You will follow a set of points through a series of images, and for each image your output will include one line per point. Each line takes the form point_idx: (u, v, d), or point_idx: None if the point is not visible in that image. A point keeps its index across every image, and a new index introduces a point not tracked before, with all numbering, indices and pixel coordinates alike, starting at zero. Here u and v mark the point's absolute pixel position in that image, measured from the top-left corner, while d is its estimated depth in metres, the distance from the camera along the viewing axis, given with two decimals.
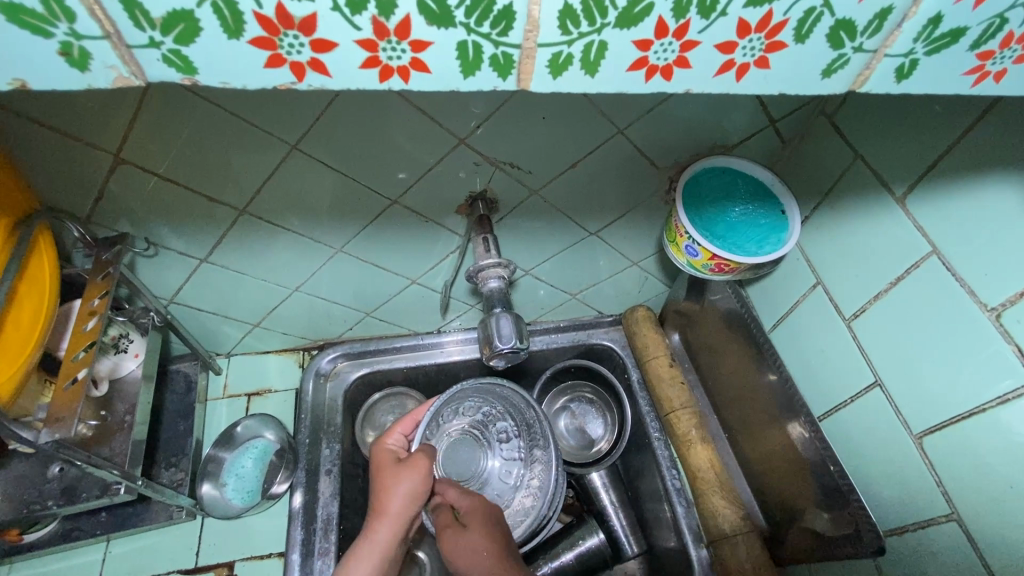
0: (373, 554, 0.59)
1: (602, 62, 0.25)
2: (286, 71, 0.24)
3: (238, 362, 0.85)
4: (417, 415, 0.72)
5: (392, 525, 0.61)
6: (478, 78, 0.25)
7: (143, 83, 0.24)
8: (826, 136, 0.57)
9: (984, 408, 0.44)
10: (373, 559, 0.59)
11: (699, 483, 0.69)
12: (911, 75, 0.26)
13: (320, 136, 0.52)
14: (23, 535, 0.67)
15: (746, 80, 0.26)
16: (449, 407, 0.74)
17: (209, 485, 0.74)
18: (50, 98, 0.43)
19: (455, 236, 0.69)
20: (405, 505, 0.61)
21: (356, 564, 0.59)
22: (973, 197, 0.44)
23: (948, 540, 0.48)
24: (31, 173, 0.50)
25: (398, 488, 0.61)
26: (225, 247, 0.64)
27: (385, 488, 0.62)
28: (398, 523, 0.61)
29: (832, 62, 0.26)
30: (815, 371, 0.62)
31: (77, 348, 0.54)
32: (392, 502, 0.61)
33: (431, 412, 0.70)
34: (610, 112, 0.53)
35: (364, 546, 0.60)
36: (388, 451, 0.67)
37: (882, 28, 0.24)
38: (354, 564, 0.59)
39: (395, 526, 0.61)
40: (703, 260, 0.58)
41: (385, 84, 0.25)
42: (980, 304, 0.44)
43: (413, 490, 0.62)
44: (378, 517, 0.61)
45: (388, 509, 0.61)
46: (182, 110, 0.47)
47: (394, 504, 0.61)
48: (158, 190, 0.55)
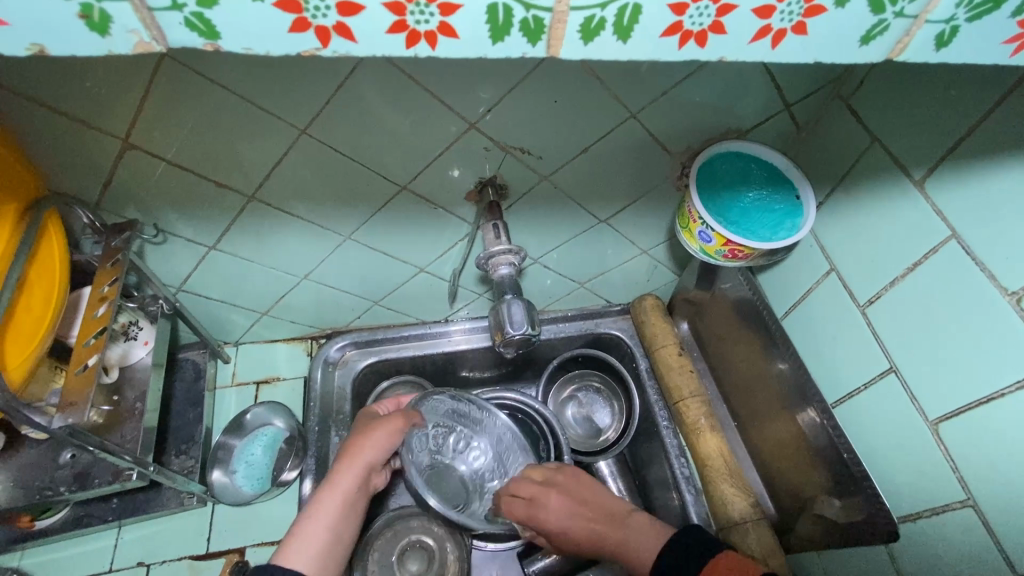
0: (331, 497, 0.57)
1: (636, 27, 0.24)
2: (311, 36, 0.23)
3: (247, 351, 0.85)
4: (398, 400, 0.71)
5: (359, 468, 0.59)
6: (507, 44, 0.25)
7: (164, 49, 0.24)
8: (843, 120, 0.56)
9: (1003, 393, 0.43)
10: (334, 498, 0.57)
11: (709, 471, 0.69)
12: (951, 44, 0.26)
13: (331, 119, 0.51)
14: (34, 522, 0.67)
15: (783, 47, 0.26)
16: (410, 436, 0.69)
17: (218, 472, 0.74)
18: (59, 80, 0.43)
19: (464, 223, 0.68)
20: (375, 453, 0.61)
21: (317, 507, 0.57)
22: (996, 178, 0.43)
23: (964, 527, 0.47)
24: (40, 156, 0.49)
25: (373, 436, 0.61)
26: (233, 234, 0.63)
27: (361, 435, 0.62)
28: (363, 469, 0.60)
29: (872, 29, 0.25)
30: (827, 358, 0.62)
31: (86, 335, 0.54)
32: (365, 446, 0.61)
33: (416, 398, 0.70)
34: (623, 94, 0.52)
35: (325, 490, 0.58)
36: (374, 412, 0.66)
37: None
38: (317, 505, 0.57)
39: (359, 473, 0.59)
40: (716, 246, 0.58)
41: (412, 50, 0.25)
42: (1001, 289, 0.43)
43: (383, 441, 0.62)
44: (347, 460, 0.60)
45: (358, 453, 0.60)
46: (193, 92, 0.46)
47: (366, 451, 0.60)
48: (168, 176, 0.54)
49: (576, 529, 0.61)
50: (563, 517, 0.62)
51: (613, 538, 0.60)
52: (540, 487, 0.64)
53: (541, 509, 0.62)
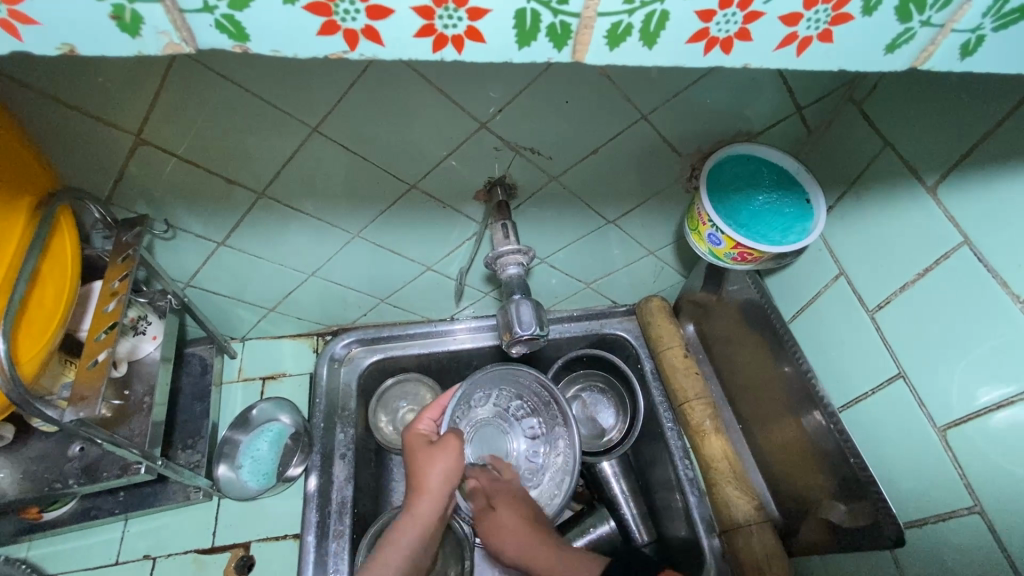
0: (416, 526, 0.61)
1: (662, 33, 0.24)
2: (339, 39, 0.23)
3: (253, 346, 0.85)
4: (443, 401, 0.72)
5: (435, 500, 0.63)
6: (533, 49, 0.25)
7: (193, 50, 0.24)
8: (855, 124, 0.56)
9: (1012, 400, 0.43)
10: (416, 531, 0.61)
11: (713, 473, 0.69)
12: (975, 53, 0.26)
13: (343, 117, 0.51)
14: (42, 514, 0.68)
15: (807, 55, 0.26)
16: (469, 397, 0.77)
17: (224, 467, 0.74)
18: (74, 76, 0.43)
19: (472, 223, 0.68)
20: (442, 483, 0.63)
21: (399, 535, 0.61)
22: (1009, 184, 0.43)
23: (971, 534, 0.47)
24: (54, 150, 0.50)
25: (434, 467, 0.64)
26: (242, 230, 0.64)
27: (419, 468, 0.64)
28: (437, 499, 0.63)
29: (896, 37, 0.25)
30: (835, 361, 0.62)
31: (98, 330, 0.55)
32: (430, 478, 0.63)
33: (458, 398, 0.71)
34: (634, 96, 0.52)
35: (406, 519, 0.62)
36: (419, 434, 0.67)
37: (952, 3, 0.23)
38: (398, 534, 0.61)
39: (436, 500, 0.63)
40: (725, 248, 0.58)
41: (438, 54, 0.25)
42: (1012, 296, 0.43)
43: (448, 471, 0.64)
44: (419, 492, 0.63)
45: (426, 485, 0.63)
46: (207, 88, 0.46)
47: (432, 480, 0.63)
48: (179, 171, 0.54)
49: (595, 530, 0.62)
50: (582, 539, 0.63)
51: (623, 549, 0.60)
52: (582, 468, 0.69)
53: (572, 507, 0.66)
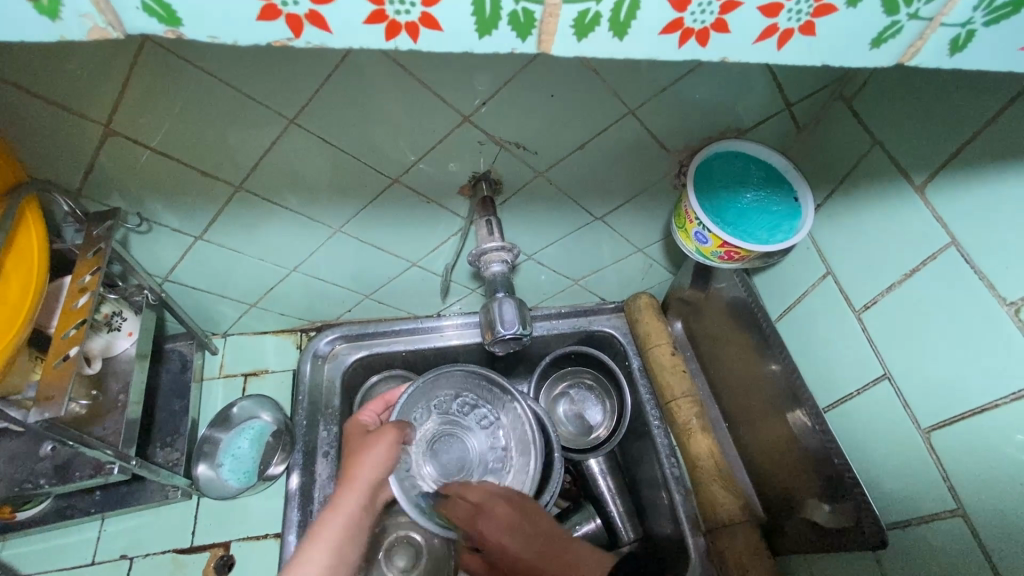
0: (337, 523, 0.56)
1: (633, 24, 0.23)
2: (282, 25, 0.22)
3: (235, 342, 0.84)
4: (388, 396, 0.72)
5: (359, 492, 0.59)
6: (495, 39, 0.23)
7: (122, 34, 0.22)
8: (845, 122, 0.55)
9: (998, 404, 0.43)
10: (335, 525, 0.56)
11: (700, 472, 0.68)
12: (965, 47, 0.24)
13: (320, 109, 0.49)
14: (15, 513, 0.66)
15: (788, 48, 0.24)
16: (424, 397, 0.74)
17: (205, 466, 0.73)
18: (35, 64, 0.41)
19: (457, 218, 0.67)
20: (374, 474, 0.60)
21: (312, 548, 0.54)
22: (998, 184, 0.42)
23: (954, 536, 0.47)
24: (18, 140, 0.48)
25: (369, 456, 0.60)
26: (221, 224, 0.62)
27: (355, 456, 0.61)
28: (365, 492, 0.59)
29: (883, 31, 0.24)
30: (821, 361, 0.61)
31: (66, 327, 0.53)
32: (360, 467, 0.60)
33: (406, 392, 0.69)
34: (621, 90, 0.51)
35: (329, 511, 0.57)
36: (359, 425, 0.66)
37: None
38: (321, 526, 0.56)
39: (362, 496, 0.59)
40: (712, 247, 0.57)
41: (392, 43, 0.23)
42: (998, 298, 0.42)
43: (381, 460, 0.61)
44: (347, 484, 0.59)
45: (355, 476, 0.59)
46: (177, 78, 0.44)
47: (363, 471, 0.59)
48: (153, 163, 0.53)
49: (519, 547, 0.64)
50: (519, 539, 0.65)
51: (545, 565, 0.65)
52: (489, 498, 0.66)
53: (489, 528, 0.65)
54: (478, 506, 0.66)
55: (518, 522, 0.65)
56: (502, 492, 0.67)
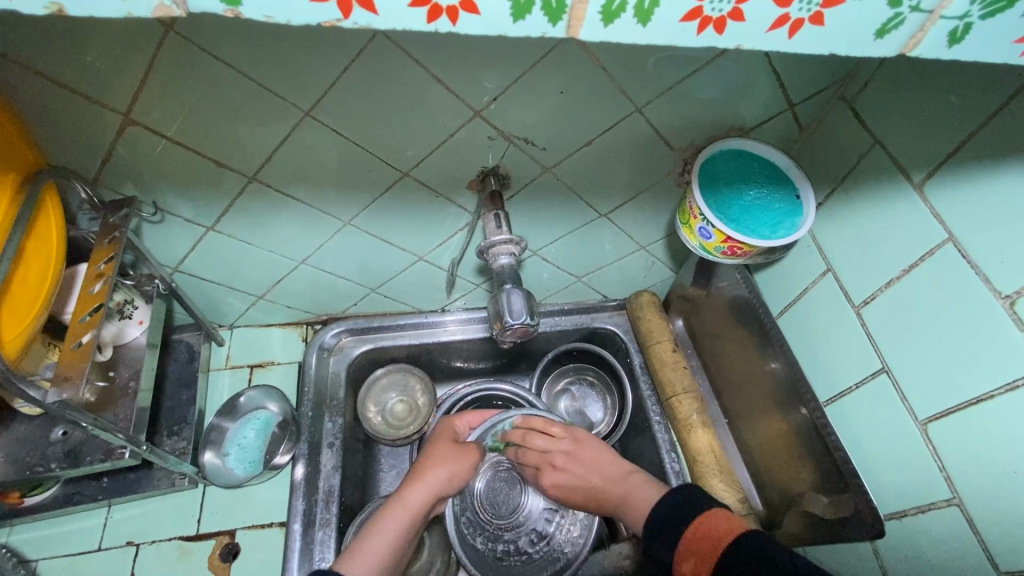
0: (404, 516, 0.61)
1: (656, 12, 0.24)
2: (332, 7, 0.23)
3: (241, 334, 0.85)
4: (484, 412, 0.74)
5: (426, 493, 0.64)
6: (528, 22, 0.25)
7: (184, 14, 0.24)
8: (846, 122, 0.56)
9: (992, 395, 0.44)
10: (402, 519, 0.61)
11: (699, 466, 0.69)
12: (964, 40, 0.26)
13: (336, 102, 0.51)
14: (23, 498, 0.66)
15: (798, 37, 0.26)
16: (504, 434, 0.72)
17: (211, 453, 0.74)
18: (62, 51, 0.42)
19: (465, 213, 0.68)
20: (444, 481, 0.65)
21: (385, 522, 0.61)
22: (995, 180, 0.43)
23: (949, 525, 0.48)
24: (37, 126, 0.48)
25: (441, 465, 0.66)
26: (233, 215, 0.63)
27: (431, 462, 0.66)
28: (430, 495, 0.64)
29: (887, 23, 0.25)
30: (821, 357, 0.62)
31: (82, 311, 0.54)
32: (432, 471, 0.65)
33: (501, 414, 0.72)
34: (629, 88, 0.52)
35: (394, 505, 0.62)
36: (450, 430, 0.71)
37: None
38: (382, 523, 0.60)
39: (427, 499, 0.64)
40: (716, 242, 0.58)
41: (433, 25, 0.25)
42: (994, 292, 0.43)
43: (454, 473, 0.66)
44: (415, 483, 0.64)
45: (423, 476, 0.65)
46: (197, 69, 0.45)
47: (432, 474, 0.65)
48: (168, 152, 0.54)
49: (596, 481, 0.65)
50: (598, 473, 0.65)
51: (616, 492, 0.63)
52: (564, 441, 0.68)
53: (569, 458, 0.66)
54: (547, 454, 0.68)
55: (596, 454, 0.66)
56: (569, 433, 0.69)
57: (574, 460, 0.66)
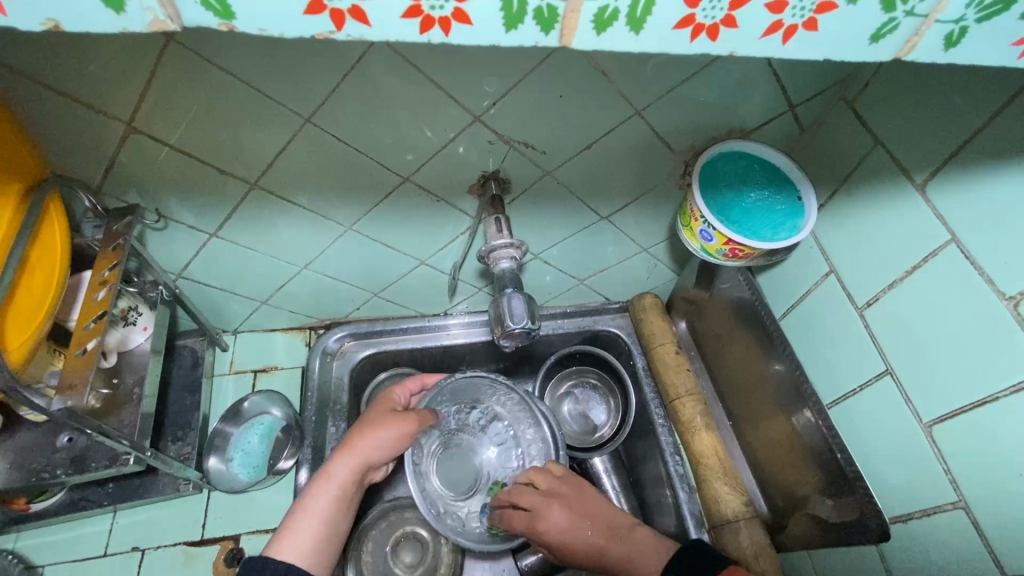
0: (330, 488, 0.59)
1: (648, 19, 0.24)
2: (325, 18, 0.23)
3: (245, 339, 0.85)
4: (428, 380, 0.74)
5: (354, 463, 0.60)
6: (520, 32, 0.25)
7: (178, 28, 0.24)
8: (847, 123, 0.56)
9: (997, 396, 0.44)
10: (325, 492, 0.59)
11: (703, 469, 0.69)
12: (960, 43, 0.26)
13: (336, 109, 0.51)
14: (30, 504, 0.67)
15: (792, 43, 0.26)
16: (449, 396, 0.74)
17: (215, 459, 0.74)
18: (63, 62, 0.43)
19: (466, 217, 0.68)
20: (377, 448, 0.62)
21: (313, 498, 0.58)
22: (998, 180, 0.43)
23: (956, 529, 0.48)
24: (41, 136, 0.49)
25: (381, 433, 0.62)
26: (235, 221, 0.63)
27: (362, 429, 0.63)
28: (360, 464, 0.61)
29: (881, 27, 0.25)
30: (825, 358, 0.62)
31: (86, 319, 0.55)
32: (366, 440, 0.61)
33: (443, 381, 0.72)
34: (628, 91, 0.52)
35: (321, 479, 0.59)
36: (390, 401, 0.68)
37: None
38: (312, 494, 0.59)
39: (357, 469, 0.60)
40: (717, 245, 0.58)
41: (425, 36, 0.25)
42: (997, 293, 0.43)
43: (394, 438, 0.63)
44: (346, 453, 0.61)
45: (352, 448, 0.61)
46: (198, 77, 0.46)
47: (366, 446, 0.61)
48: (170, 160, 0.54)
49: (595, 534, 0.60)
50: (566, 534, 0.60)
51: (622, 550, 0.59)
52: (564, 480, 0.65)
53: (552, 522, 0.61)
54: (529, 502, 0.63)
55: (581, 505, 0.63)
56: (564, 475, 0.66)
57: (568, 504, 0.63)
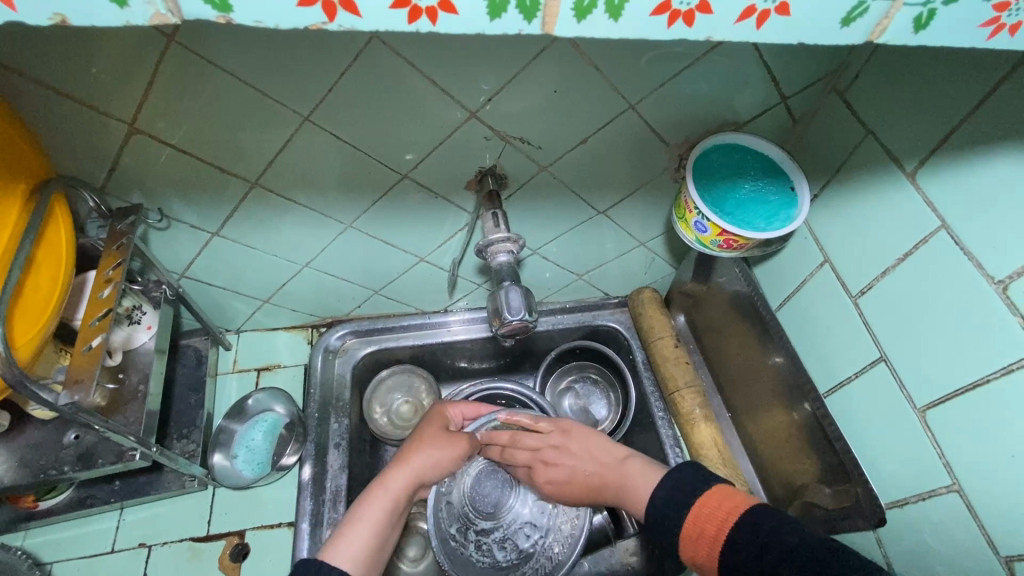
0: (386, 499, 0.59)
1: (627, 6, 0.25)
2: (317, 10, 0.24)
3: (248, 338, 0.86)
4: (482, 407, 0.72)
5: (408, 476, 0.61)
6: (504, 21, 0.25)
7: (178, 22, 0.25)
8: (839, 115, 0.57)
9: (988, 379, 0.44)
10: (382, 503, 0.59)
11: (703, 460, 0.69)
12: (930, 26, 0.26)
13: (334, 107, 0.52)
14: (38, 502, 0.68)
15: (767, 28, 0.26)
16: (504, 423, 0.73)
17: (220, 455, 0.75)
18: (66, 64, 0.44)
19: (464, 213, 0.69)
20: (428, 466, 0.63)
21: (367, 508, 0.58)
22: (985, 167, 0.44)
23: (951, 512, 0.48)
24: (46, 136, 0.50)
25: (428, 449, 0.64)
26: (236, 220, 0.64)
27: (418, 444, 0.64)
28: (413, 477, 0.62)
29: (851, 11, 0.26)
30: (821, 348, 0.62)
31: (92, 316, 0.56)
32: (417, 455, 0.63)
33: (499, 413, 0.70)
34: (621, 85, 0.53)
35: (377, 491, 0.59)
36: (445, 416, 0.69)
37: None
38: (368, 504, 0.58)
39: (410, 482, 0.61)
40: (712, 236, 0.59)
41: (413, 26, 0.25)
42: (987, 277, 0.44)
43: (440, 461, 0.64)
44: (399, 465, 0.62)
45: (411, 460, 0.62)
46: (197, 77, 0.47)
47: (418, 460, 0.63)
48: (172, 160, 0.55)
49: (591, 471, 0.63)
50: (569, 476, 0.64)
51: (614, 480, 0.61)
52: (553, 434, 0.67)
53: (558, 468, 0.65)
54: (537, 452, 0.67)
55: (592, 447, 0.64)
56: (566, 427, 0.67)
57: (567, 454, 0.65)
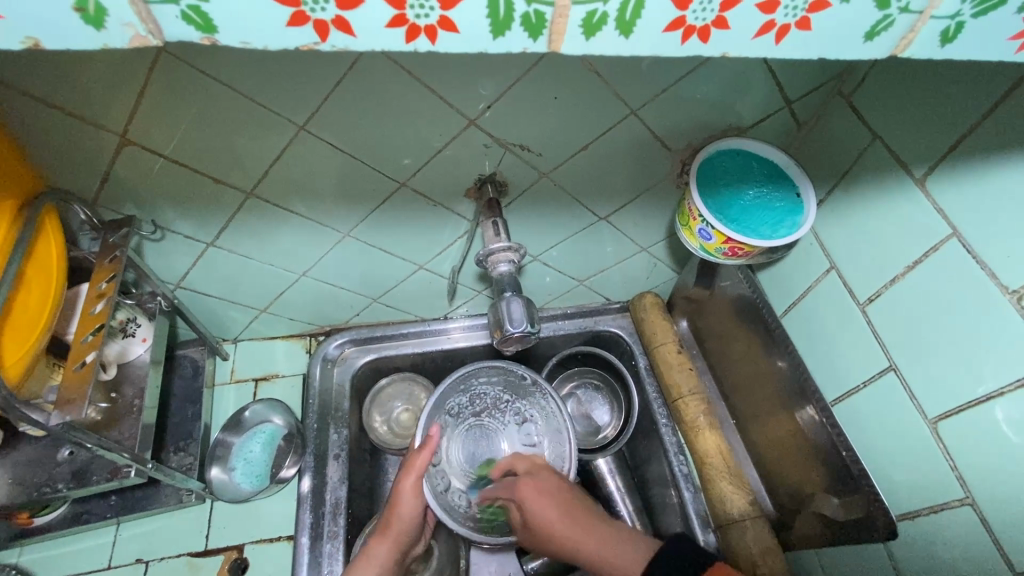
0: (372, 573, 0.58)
1: (638, 22, 0.24)
2: (309, 30, 0.23)
3: (246, 348, 0.85)
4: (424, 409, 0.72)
5: (390, 547, 0.60)
6: (507, 39, 0.25)
7: (161, 43, 0.24)
8: (845, 119, 0.56)
9: (1004, 391, 0.43)
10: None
11: (708, 469, 0.68)
12: (955, 39, 0.25)
13: (330, 115, 0.51)
14: (33, 518, 0.67)
15: (786, 42, 0.25)
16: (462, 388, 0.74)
17: (217, 469, 0.74)
18: (56, 78, 0.43)
19: (464, 221, 0.68)
20: (408, 522, 0.62)
21: None
22: (997, 174, 0.43)
23: (963, 526, 0.47)
24: (34, 149, 0.49)
25: (406, 492, 0.62)
26: (232, 230, 0.63)
27: (394, 506, 0.62)
28: (396, 544, 0.61)
29: (875, 25, 0.25)
30: (828, 355, 0.61)
31: (84, 331, 0.54)
32: (395, 519, 0.62)
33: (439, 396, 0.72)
34: (623, 91, 0.52)
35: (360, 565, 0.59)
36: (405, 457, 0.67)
37: None
38: None
39: (393, 546, 0.60)
40: (716, 243, 0.58)
41: (411, 44, 0.24)
42: (1001, 288, 0.43)
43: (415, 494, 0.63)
44: (382, 535, 0.61)
45: (392, 525, 0.61)
46: (191, 88, 0.46)
47: (399, 520, 0.61)
48: (166, 171, 0.54)
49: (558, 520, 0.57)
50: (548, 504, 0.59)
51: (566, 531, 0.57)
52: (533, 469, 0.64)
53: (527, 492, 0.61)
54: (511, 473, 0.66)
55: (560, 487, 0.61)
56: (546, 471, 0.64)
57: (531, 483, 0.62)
